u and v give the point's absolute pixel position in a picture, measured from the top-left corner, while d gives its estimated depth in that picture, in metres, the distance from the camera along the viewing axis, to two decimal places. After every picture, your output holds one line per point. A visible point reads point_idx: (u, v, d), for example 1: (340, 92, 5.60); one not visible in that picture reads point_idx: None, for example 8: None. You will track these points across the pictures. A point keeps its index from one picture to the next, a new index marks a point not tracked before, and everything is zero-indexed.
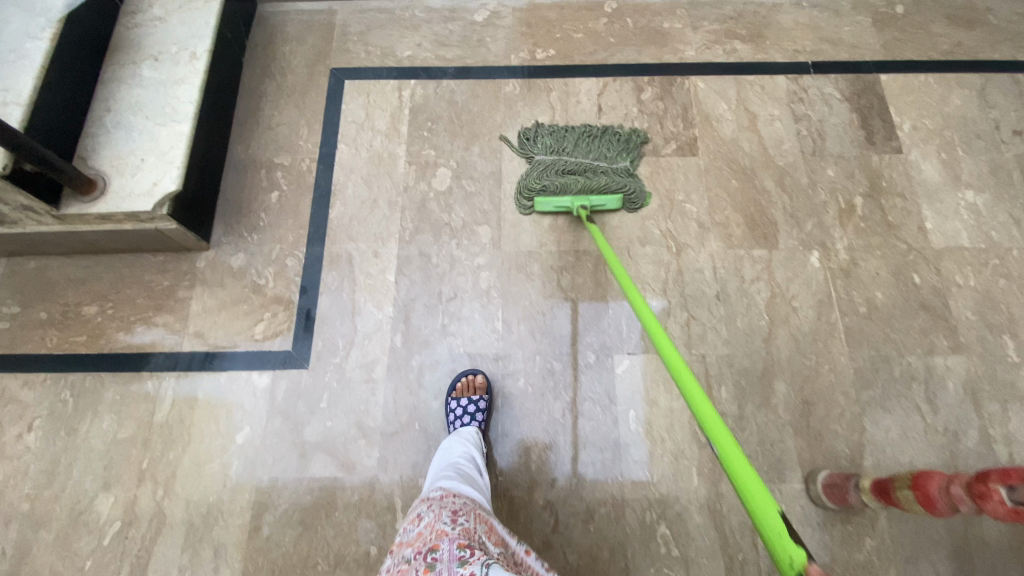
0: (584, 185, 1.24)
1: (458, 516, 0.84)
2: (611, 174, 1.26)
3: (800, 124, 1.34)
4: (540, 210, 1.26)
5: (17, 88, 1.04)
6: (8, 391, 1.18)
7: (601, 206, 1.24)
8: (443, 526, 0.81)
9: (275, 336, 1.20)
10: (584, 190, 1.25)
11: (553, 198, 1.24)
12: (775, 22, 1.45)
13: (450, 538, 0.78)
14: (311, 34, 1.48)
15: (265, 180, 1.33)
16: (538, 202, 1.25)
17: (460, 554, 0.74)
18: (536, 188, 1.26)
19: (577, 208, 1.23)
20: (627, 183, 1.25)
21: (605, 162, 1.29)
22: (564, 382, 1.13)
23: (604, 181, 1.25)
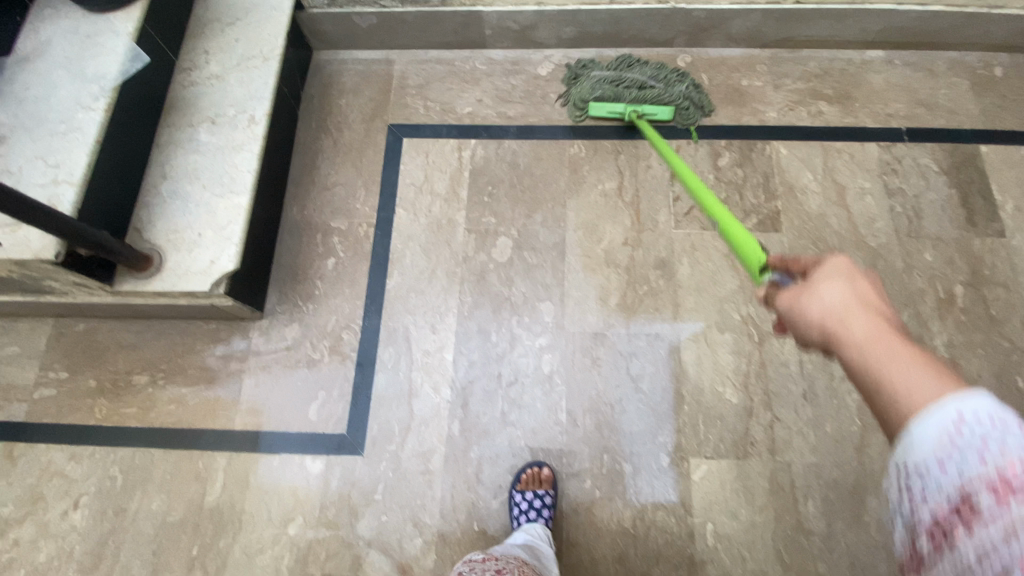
0: (638, 95, 1.31)
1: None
2: (666, 86, 1.31)
3: (893, 199, 1.23)
4: (592, 114, 1.33)
5: (71, 165, 0.98)
6: (56, 464, 1.15)
7: (651, 114, 1.30)
8: None
9: (329, 418, 1.15)
10: (637, 99, 1.31)
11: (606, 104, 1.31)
12: (865, 81, 1.34)
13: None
14: (367, 86, 1.42)
15: (321, 245, 1.28)
16: (591, 106, 1.32)
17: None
18: (591, 95, 1.32)
19: (628, 113, 1.30)
20: (681, 98, 1.31)
21: (662, 75, 1.32)
22: (635, 485, 1.05)
23: (658, 91, 1.31)
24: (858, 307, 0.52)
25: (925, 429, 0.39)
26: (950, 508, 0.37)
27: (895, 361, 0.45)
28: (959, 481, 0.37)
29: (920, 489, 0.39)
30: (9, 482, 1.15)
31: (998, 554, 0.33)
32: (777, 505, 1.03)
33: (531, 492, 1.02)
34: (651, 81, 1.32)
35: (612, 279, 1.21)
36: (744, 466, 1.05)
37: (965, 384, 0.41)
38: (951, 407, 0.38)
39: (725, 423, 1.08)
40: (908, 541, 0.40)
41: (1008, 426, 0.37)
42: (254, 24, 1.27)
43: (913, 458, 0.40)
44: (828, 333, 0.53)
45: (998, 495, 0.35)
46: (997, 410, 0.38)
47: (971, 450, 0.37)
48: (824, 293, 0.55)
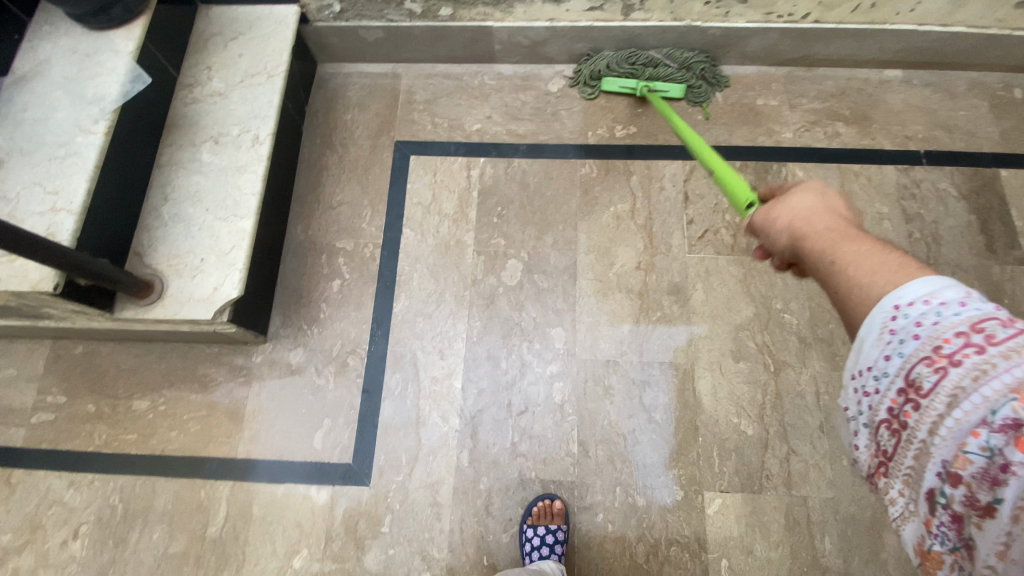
0: (651, 72, 1.32)
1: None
2: (681, 62, 1.31)
3: (911, 225, 1.21)
4: (604, 89, 1.34)
5: (69, 191, 0.95)
6: (55, 492, 1.13)
7: (662, 92, 1.31)
8: None
9: (335, 447, 1.13)
10: (650, 76, 1.32)
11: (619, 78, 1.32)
12: (882, 102, 1.31)
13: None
14: (374, 101, 1.39)
15: (326, 267, 1.25)
16: (604, 81, 1.33)
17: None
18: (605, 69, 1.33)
19: (641, 89, 1.31)
20: (693, 76, 1.32)
21: (680, 50, 1.31)
22: (648, 520, 1.03)
23: (671, 69, 1.31)
24: (819, 211, 0.62)
25: (871, 327, 0.48)
26: (903, 395, 0.45)
27: (854, 246, 0.54)
28: (903, 366, 0.45)
29: (877, 381, 0.47)
30: (6, 510, 1.12)
31: (939, 423, 0.41)
32: (793, 541, 1.01)
33: (543, 527, 1.00)
34: (667, 57, 1.32)
35: (625, 305, 1.19)
36: (760, 501, 1.03)
37: (906, 269, 0.49)
38: (890, 301, 0.46)
39: (740, 456, 1.06)
40: (876, 433, 0.49)
41: (937, 304, 0.44)
42: (258, 38, 1.24)
43: (867, 357, 0.48)
44: (795, 237, 0.63)
45: (935, 372, 0.42)
46: (932, 288, 0.45)
47: (908, 338, 0.45)
48: (792, 206, 0.64)
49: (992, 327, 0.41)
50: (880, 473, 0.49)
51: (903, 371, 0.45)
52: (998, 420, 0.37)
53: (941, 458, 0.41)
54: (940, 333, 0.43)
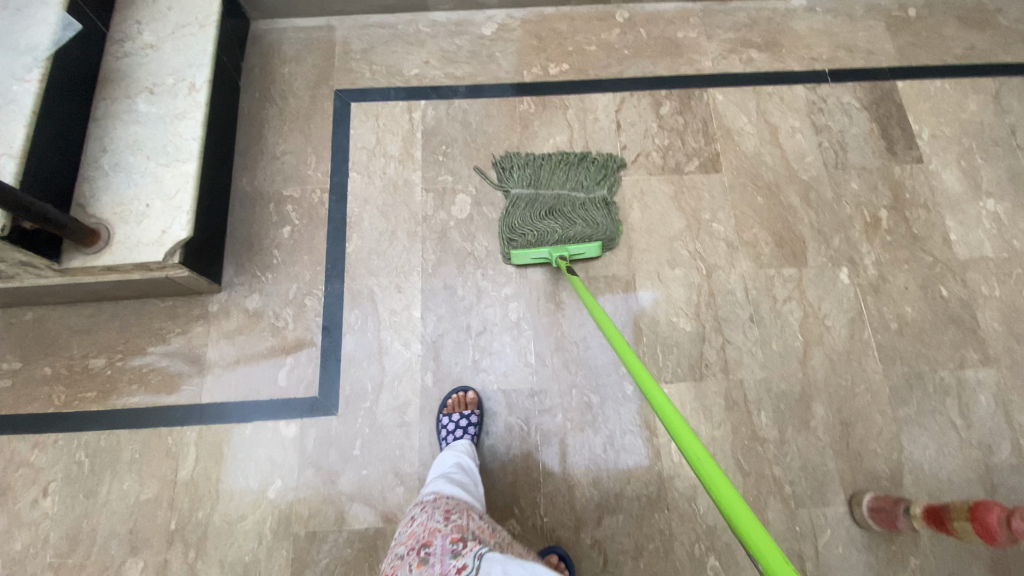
0: (560, 231, 1.19)
1: (450, 514, 0.87)
2: (586, 216, 1.21)
3: (821, 136, 1.33)
4: (517, 261, 1.19)
5: (8, 138, 0.95)
6: (17, 454, 1.11)
7: (580, 253, 1.17)
8: (437, 522, 0.85)
9: (300, 383, 1.15)
10: (561, 236, 1.19)
11: (529, 250, 1.18)
12: (789, 28, 1.43)
13: (443, 535, 0.81)
14: (310, 53, 1.41)
15: (275, 214, 1.27)
16: (514, 255, 1.18)
17: (453, 547, 0.79)
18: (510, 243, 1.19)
19: (555, 260, 1.15)
20: (604, 224, 1.21)
21: (580, 209, 1.22)
22: (603, 416, 1.11)
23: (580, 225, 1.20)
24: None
25: None
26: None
27: None
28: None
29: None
30: None
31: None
32: (734, 419, 1.11)
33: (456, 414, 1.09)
34: (573, 210, 1.22)
35: None
36: (702, 387, 1.12)
37: None
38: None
39: (683, 351, 1.15)
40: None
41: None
42: None
43: None
44: None
45: None
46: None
47: None
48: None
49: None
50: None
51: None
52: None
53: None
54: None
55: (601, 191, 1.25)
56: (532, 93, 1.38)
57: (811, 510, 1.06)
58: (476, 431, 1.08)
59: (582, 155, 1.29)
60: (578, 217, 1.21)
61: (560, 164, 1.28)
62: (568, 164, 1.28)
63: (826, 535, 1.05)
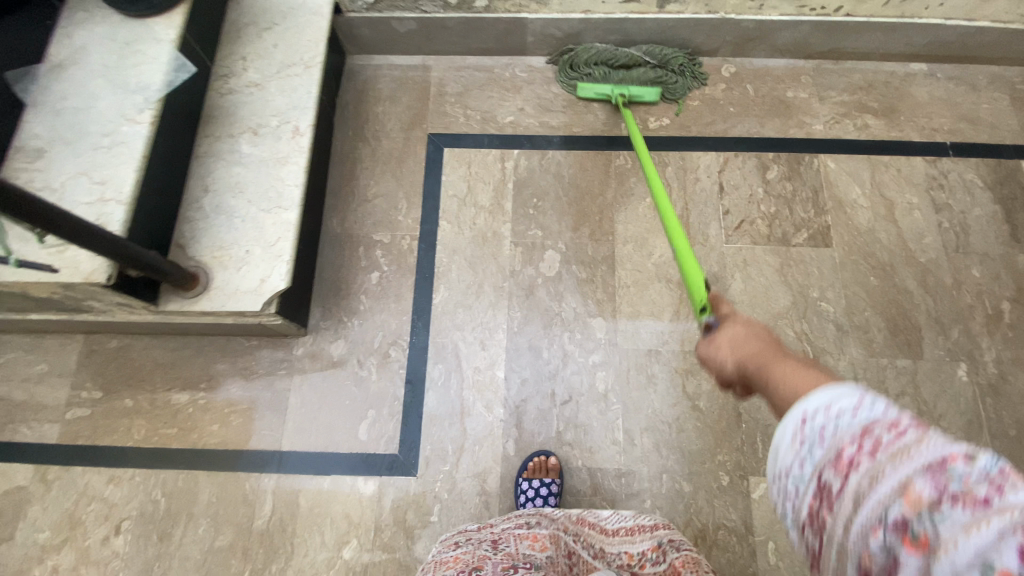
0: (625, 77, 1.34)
1: (499, 544, 0.84)
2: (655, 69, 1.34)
3: (940, 215, 1.24)
4: (581, 95, 1.35)
5: (118, 181, 0.93)
6: (95, 488, 1.12)
7: (637, 97, 1.33)
8: (486, 551, 0.80)
9: (379, 438, 1.13)
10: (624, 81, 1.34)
11: (595, 85, 1.34)
12: (909, 95, 1.34)
13: (494, 561, 0.76)
14: (405, 93, 1.39)
15: (364, 260, 1.25)
16: (579, 87, 1.34)
17: (505, 571, 0.74)
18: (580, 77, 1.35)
19: (615, 96, 1.32)
20: (667, 77, 1.34)
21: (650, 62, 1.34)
22: (695, 505, 1.05)
23: (645, 74, 1.34)
24: (756, 336, 0.70)
25: None
26: (817, 500, 0.39)
27: (789, 367, 0.60)
28: (816, 471, 0.39)
29: (797, 484, 0.41)
30: (44, 507, 1.11)
31: (848, 530, 0.36)
32: None
33: (537, 480, 1.05)
34: (644, 65, 1.34)
35: (663, 295, 1.20)
36: None
37: None
38: (798, 409, 0.42)
39: None
40: (803, 541, 0.41)
41: (843, 406, 0.40)
42: (294, 29, 1.22)
43: (783, 462, 0.42)
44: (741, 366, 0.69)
45: None
46: (836, 396, 0.41)
47: None
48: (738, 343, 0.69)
49: (888, 425, 0.36)
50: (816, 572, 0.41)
51: (814, 478, 0.39)
52: (893, 520, 0.33)
53: (856, 560, 0.35)
54: (841, 437, 0.38)
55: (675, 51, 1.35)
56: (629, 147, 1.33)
57: None
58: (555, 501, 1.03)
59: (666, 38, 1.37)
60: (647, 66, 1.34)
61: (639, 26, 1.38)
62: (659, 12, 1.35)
63: None
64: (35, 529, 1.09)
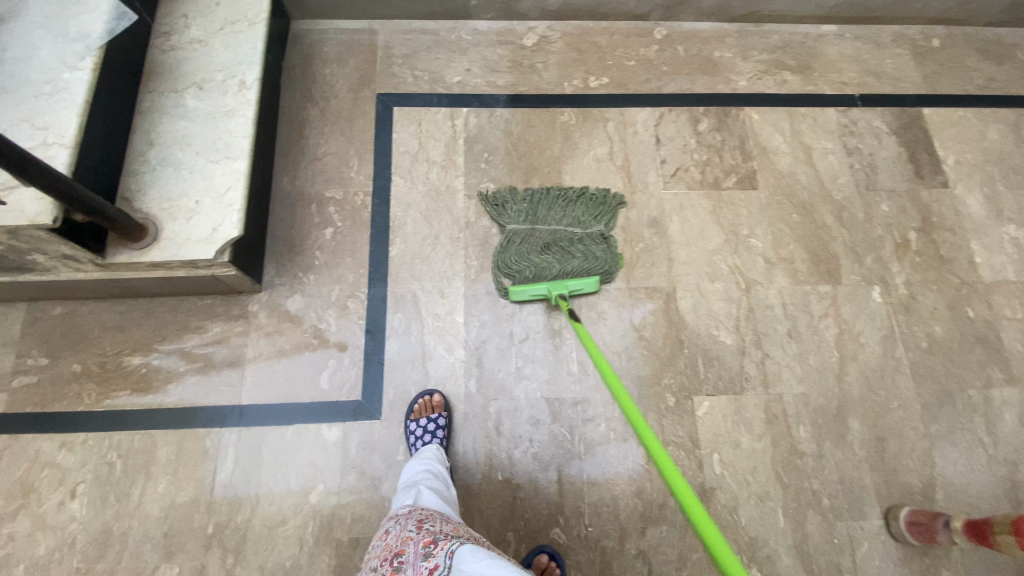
0: (560, 270, 1.18)
1: (424, 522, 0.86)
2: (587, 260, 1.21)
3: (852, 157, 1.37)
4: (515, 299, 1.18)
5: (60, 126, 0.92)
6: (44, 454, 1.08)
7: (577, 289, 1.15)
8: (409, 531, 0.83)
9: (342, 386, 1.14)
10: (560, 274, 1.18)
11: (527, 287, 1.16)
12: (821, 53, 1.47)
13: (415, 541, 0.80)
14: (352, 56, 1.41)
15: (317, 216, 1.26)
16: (512, 292, 1.16)
17: (425, 550, 0.77)
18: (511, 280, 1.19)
19: (553, 297, 1.14)
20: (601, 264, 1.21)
21: (576, 246, 1.23)
22: (648, 426, 1.12)
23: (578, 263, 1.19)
24: None
25: None
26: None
27: None
28: None
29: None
30: None
31: None
32: (774, 432, 1.13)
33: (424, 419, 1.09)
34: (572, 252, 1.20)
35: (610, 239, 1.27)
36: (743, 401, 1.14)
37: None
38: None
39: (723, 364, 1.17)
40: None
41: None
42: None
43: None
44: None
45: None
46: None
47: None
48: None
49: None
50: None
51: None
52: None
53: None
54: None
55: (598, 227, 1.26)
56: (571, 106, 1.40)
57: (849, 523, 1.09)
58: (444, 435, 1.08)
59: (581, 192, 1.29)
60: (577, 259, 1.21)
61: (558, 199, 1.29)
62: (569, 197, 1.29)
63: (864, 547, 1.08)
64: None
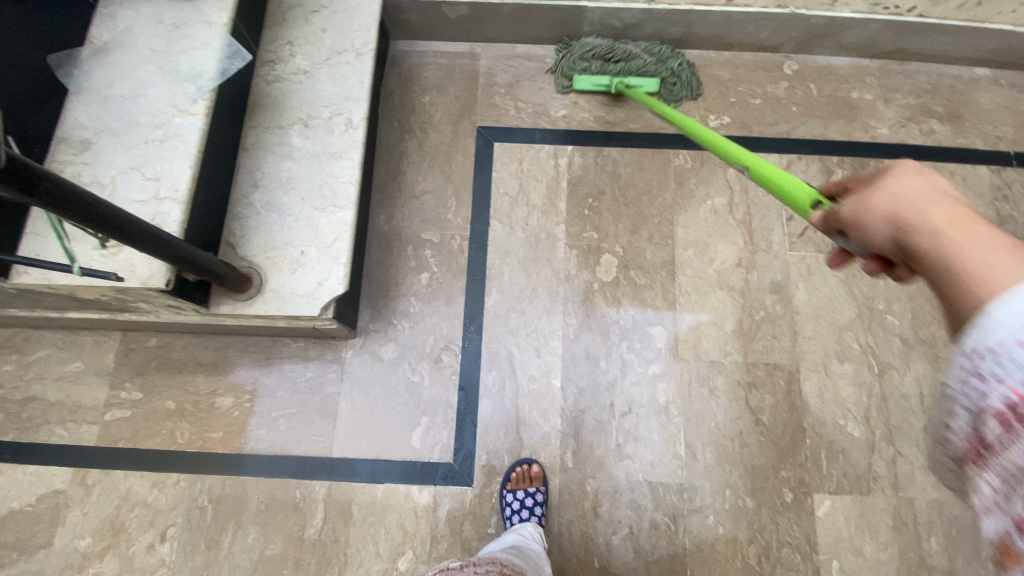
0: (624, 67, 1.27)
1: None
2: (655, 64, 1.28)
3: (1007, 226, 1.21)
4: (576, 87, 1.28)
5: (173, 177, 0.88)
6: (137, 492, 1.08)
7: (637, 86, 1.26)
8: None
9: (434, 446, 1.10)
10: (623, 72, 1.28)
11: (591, 76, 1.27)
12: (973, 101, 1.29)
13: None
14: (452, 83, 1.32)
15: (413, 259, 1.20)
16: (576, 79, 1.27)
17: None
18: (579, 70, 1.28)
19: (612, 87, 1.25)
20: (668, 71, 1.28)
21: (650, 55, 1.28)
22: (759, 522, 1.03)
23: (644, 62, 1.27)
24: (936, 195, 0.46)
25: None
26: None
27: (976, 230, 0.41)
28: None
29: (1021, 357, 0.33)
30: (85, 512, 1.07)
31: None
32: (902, 542, 1.02)
33: (521, 490, 1.03)
34: (643, 54, 1.28)
35: (725, 304, 1.16)
36: (868, 502, 1.04)
37: None
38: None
39: (848, 458, 1.06)
40: (975, 420, 0.35)
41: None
42: (344, 12, 1.15)
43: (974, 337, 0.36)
44: (898, 229, 0.47)
45: None
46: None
47: None
48: (894, 187, 0.49)
49: None
50: (969, 462, 0.36)
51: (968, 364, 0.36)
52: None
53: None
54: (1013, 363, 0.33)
55: (677, 58, 1.30)
56: (687, 146, 1.27)
57: None
58: (542, 512, 1.02)
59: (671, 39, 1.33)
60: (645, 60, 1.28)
61: None
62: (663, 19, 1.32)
63: None
64: (79, 534, 1.06)
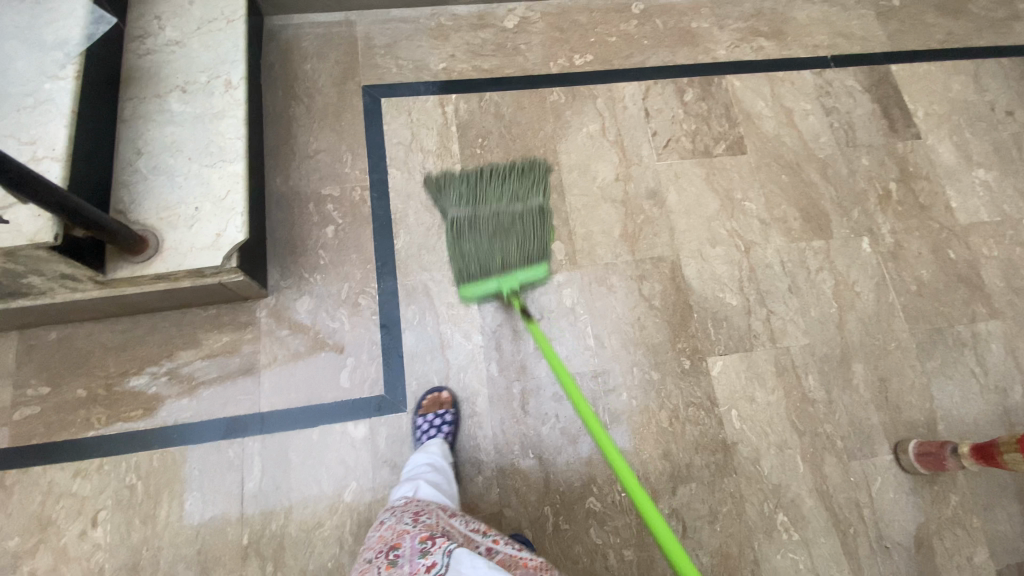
0: (508, 266, 1.15)
1: (420, 516, 0.83)
2: (530, 240, 1.18)
3: (831, 116, 1.43)
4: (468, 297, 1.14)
5: (48, 139, 0.87)
6: (58, 485, 1.04)
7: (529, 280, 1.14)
8: (405, 525, 0.80)
9: (363, 383, 1.14)
10: (508, 268, 1.15)
11: (476, 285, 1.14)
12: (792, 18, 1.52)
13: (412, 535, 0.77)
14: (332, 50, 1.37)
15: (316, 215, 1.24)
16: (465, 290, 1.14)
17: (422, 546, 0.74)
18: (461, 278, 1.15)
19: (505, 292, 1.13)
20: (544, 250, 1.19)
21: (519, 223, 1.19)
22: (665, 391, 1.15)
23: (525, 250, 1.17)
24: None
25: None
26: None
27: None
28: None
29: None
30: (5, 515, 1.02)
31: None
32: (786, 384, 1.18)
33: (431, 414, 1.09)
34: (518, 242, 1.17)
35: (611, 213, 1.29)
36: (753, 356, 1.19)
37: None
38: None
39: (731, 324, 1.21)
40: None
41: None
42: None
43: None
44: None
45: None
46: None
47: None
48: None
49: None
50: None
51: None
52: None
53: None
54: None
55: (536, 200, 1.24)
56: (559, 83, 1.40)
57: (863, 461, 1.15)
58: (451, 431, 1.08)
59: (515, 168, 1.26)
60: (520, 239, 1.17)
61: (489, 176, 1.24)
62: (501, 176, 1.25)
63: (879, 482, 1.14)
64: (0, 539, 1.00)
